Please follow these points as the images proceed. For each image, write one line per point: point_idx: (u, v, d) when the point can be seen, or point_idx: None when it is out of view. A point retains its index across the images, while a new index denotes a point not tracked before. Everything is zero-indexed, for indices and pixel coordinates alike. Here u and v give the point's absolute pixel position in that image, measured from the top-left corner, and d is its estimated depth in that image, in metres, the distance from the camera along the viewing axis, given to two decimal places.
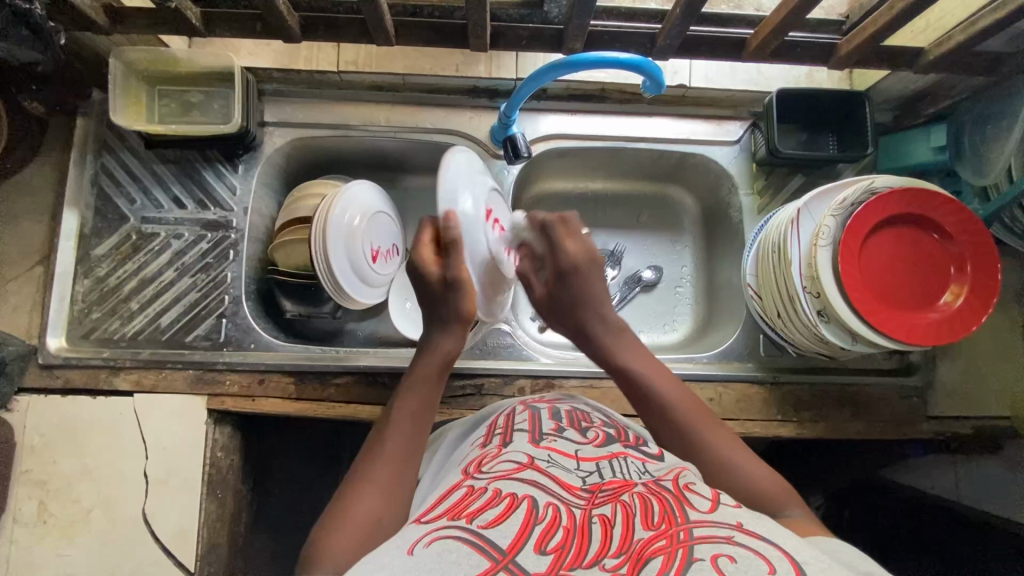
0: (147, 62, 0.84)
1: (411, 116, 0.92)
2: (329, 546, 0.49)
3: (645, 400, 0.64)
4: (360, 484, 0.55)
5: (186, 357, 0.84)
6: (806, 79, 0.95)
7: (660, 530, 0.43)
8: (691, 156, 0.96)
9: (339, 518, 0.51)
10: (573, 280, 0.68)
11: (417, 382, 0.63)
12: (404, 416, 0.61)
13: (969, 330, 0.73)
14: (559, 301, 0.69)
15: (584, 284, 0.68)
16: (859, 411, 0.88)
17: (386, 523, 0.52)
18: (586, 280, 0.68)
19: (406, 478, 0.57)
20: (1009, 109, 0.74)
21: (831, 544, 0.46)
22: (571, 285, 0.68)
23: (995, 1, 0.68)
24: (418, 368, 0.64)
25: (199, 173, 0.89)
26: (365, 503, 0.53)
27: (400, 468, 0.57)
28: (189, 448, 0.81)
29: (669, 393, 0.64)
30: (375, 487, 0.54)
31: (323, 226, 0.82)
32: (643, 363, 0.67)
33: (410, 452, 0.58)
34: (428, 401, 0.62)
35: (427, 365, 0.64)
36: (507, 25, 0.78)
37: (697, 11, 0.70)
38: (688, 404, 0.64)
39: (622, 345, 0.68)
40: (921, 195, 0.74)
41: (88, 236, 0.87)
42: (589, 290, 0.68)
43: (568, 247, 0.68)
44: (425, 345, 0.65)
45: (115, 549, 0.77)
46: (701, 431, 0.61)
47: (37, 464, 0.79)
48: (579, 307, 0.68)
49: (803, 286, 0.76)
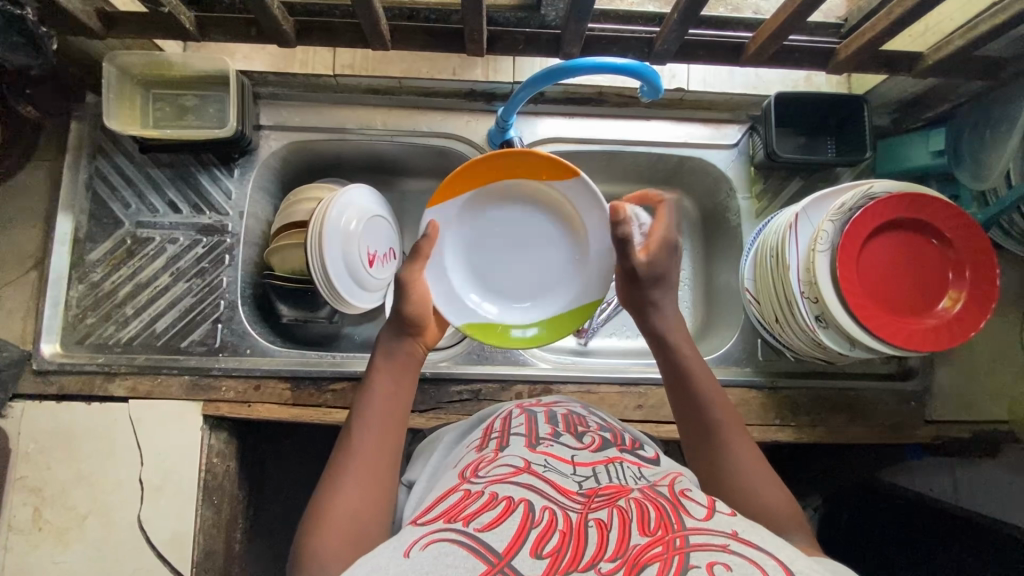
0: (141, 65, 0.84)
1: (407, 119, 0.91)
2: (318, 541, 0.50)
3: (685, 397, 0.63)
4: (332, 493, 0.54)
5: (181, 362, 0.84)
6: (804, 83, 0.95)
7: (657, 536, 0.42)
8: (689, 159, 0.95)
9: (318, 523, 0.52)
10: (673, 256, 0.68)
11: (378, 381, 0.63)
12: (369, 414, 0.60)
13: (968, 336, 0.73)
14: (648, 275, 0.67)
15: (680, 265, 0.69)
16: (858, 416, 0.88)
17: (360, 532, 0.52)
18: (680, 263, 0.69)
19: (384, 476, 0.57)
20: (1008, 114, 0.74)
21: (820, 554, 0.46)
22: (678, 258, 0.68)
23: (994, 6, 0.68)
24: (376, 366, 0.65)
25: (195, 177, 0.89)
26: (342, 507, 0.53)
27: (373, 473, 0.56)
28: (184, 453, 0.80)
29: (709, 383, 0.64)
30: (349, 495, 0.54)
31: (319, 232, 0.82)
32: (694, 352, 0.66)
33: (381, 456, 0.58)
34: (391, 395, 0.62)
35: (382, 358, 0.65)
36: (505, 28, 0.78)
37: (695, 16, 0.70)
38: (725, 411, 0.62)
39: (678, 331, 0.67)
40: (920, 200, 0.73)
41: (82, 240, 0.86)
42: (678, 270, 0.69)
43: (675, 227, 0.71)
44: (378, 348, 0.66)
45: (110, 556, 0.77)
46: (721, 443, 0.60)
47: (31, 471, 0.78)
48: (664, 286, 0.68)
49: (802, 291, 0.75)
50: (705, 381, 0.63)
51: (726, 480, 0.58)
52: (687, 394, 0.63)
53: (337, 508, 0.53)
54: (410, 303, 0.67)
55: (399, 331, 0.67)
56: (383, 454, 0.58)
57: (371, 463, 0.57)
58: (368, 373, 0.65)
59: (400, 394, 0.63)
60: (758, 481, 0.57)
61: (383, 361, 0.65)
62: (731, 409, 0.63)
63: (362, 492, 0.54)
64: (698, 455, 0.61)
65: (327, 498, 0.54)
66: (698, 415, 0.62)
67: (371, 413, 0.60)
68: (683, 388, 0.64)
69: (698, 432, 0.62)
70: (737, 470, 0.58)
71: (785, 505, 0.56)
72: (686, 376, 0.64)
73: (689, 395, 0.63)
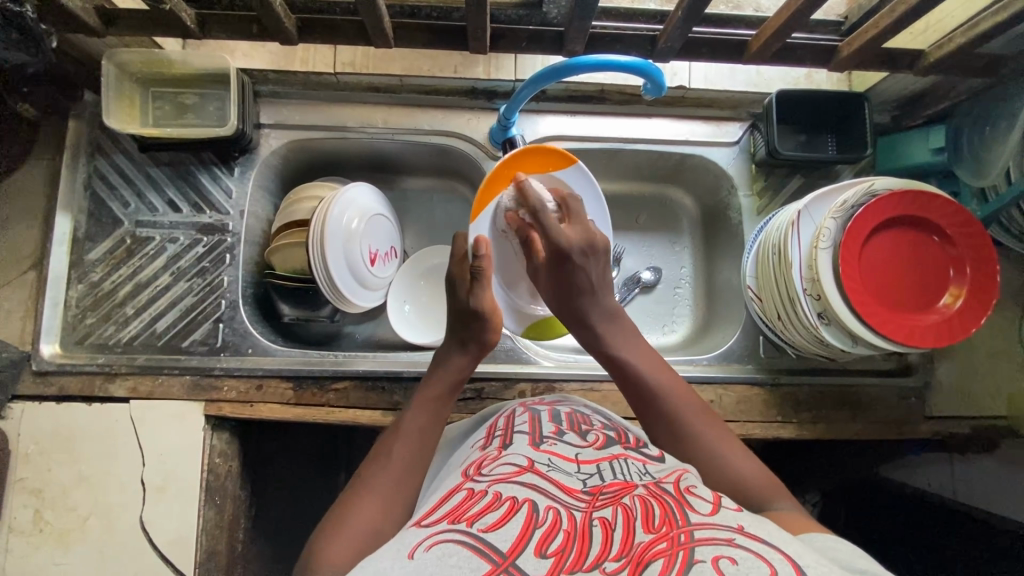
0: (139, 63, 0.83)
1: (408, 117, 0.91)
2: (333, 544, 0.50)
3: (648, 402, 0.64)
4: (358, 497, 0.55)
5: (182, 362, 0.84)
6: (804, 80, 0.96)
7: (661, 533, 0.42)
8: (691, 156, 0.95)
9: (340, 522, 0.52)
10: (562, 269, 0.69)
11: (426, 398, 0.65)
12: (407, 426, 0.62)
13: (968, 331, 0.74)
14: (558, 287, 0.70)
15: (595, 274, 0.69)
16: (859, 412, 0.88)
17: (382, 532, 0.52)
18: (585, 269, 0.69)
19: (410, 483, 0.57)
20: (1008, 111, 0.74)
21: (825, 541, 0.46)
22: (570, 268, 0.69)
23: (995, 4, 0.68)
24: (430, 382, 0.66)
25: (194, 176, 0.88)
26: (367, 509, 0.53)
27: (398, 478, 0.57)
28: (187, 454, 0.80)
29: (666, 378, 0.65)
30: (373, 498, 0.54)
31: (320, 230, 0.81)
32: (637, 351, 0.68)
33: (407, 464, 0.58)
34: (439, 415, 0.64)
35: (438, 376, 0.67)
36: (506, 26, 0.77)
37: (699, 13, 0.69)
38: (692, 406, 0.63)
39: (617, 334, 0.69)
40: (922, 198, 0.74)
41: (80, 240, 0.86)
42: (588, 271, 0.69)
43: (591, 224, 0.71)
44: (434, 364, 0.69)
45: (112, 557, 0.77)
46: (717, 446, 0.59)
47: (32, 473, 0.78)
48: (575, 293, 0.69)
49: (804, 288, 0.76)
50: (661, 379, 0.65)
51: (697, 465, 0.59)
52: (648, 394, 0.64)
53: (354, 515, 0.52)
54: (491, 331, 0.70)
55: (470, 356, 0.68)
56: (416, 467, 0.59)
57: (401, 471, 0.58)
58: (422, 386, 0.66)
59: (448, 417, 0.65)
60: (735, 462, 0.58)
61: (435, 379, 0.67)
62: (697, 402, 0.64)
63: (385, 497, 0.55)
64: (665, 445, 0.62)
65: (351, 501, 0.54)
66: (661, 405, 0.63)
67: (414, 425, 0.62)
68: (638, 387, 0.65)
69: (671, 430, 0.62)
70: (711, 453, 0.59)
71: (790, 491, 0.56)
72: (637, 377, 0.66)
73: (646, 390, 0.65)
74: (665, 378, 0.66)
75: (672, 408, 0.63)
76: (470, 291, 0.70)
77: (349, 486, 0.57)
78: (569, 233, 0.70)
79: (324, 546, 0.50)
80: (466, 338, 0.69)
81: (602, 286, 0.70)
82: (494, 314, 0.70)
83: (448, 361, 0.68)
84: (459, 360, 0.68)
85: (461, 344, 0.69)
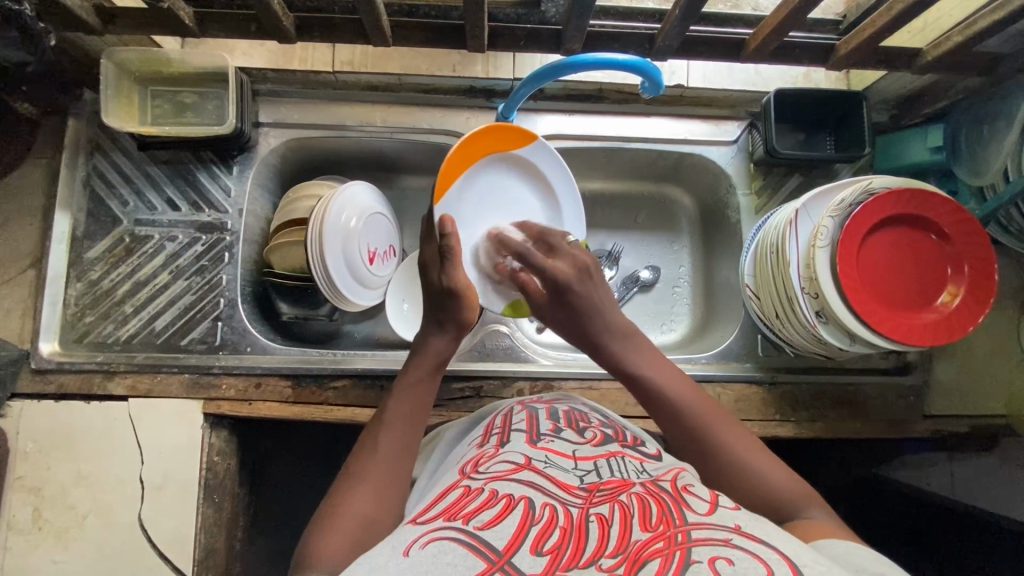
0: (138, 62, 0.83)
1: (408, 116, 0.91)
2: (328, 538, 0.50)
3: (670, 418, 0.63)
4: (350, 489, 0.54)
5: (181, 360, 0.84)
6: (803, 79, 0.96)
7: (658, 532, 0.42)
8: (689, 155, 0.95)
9: (334, 514, 0.52)
10: (564, 300, 0.67)
11: (409, 387, 0.64)
12: (394, 414, 0.62)
13: (966, 331, 0.73)
14: (565, 316, 0.68)
15: (598, 295, 0.67)
16: (857, 411, 0.88)
17: (376, 521, 0.52)
18: (586, 294, 0.67)
19: (400, 473, 0.58)
20: (1007, 110, 0.74)
21: (838, 549, 0.46)
22: (570, 298, 0.67)
23: (992, 3, 0.68)
24: (411, 368, 0.66)
25: (194, 175, 0.88)
26: (361, 499, 0.53)
27: (388, 466, 0.57)
28: (186, 452, 0.80)
29: (686, 390, 0.64)
30: (366, 489, 0.54)
31: (319, 228, 0.81)
32: (651, 363, 0.66)
33: (398, 453, 0.59)
34: (422, 400, 0.64)
35: (418, 362, 0.66)
36: (504, 25, 0.77)
37: (697, 11, 0.70)
38: (713, 416, 0.62)
39: (635, 351, 0.67)
40: (920, 196, 0.74)
41: (79, 238, 0.86)
42: (592, 296, 0.67)
43: (578, 251, 0.70)
44: (415, 348, 0.68)
45: (110, 555, 0.77)
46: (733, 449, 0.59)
47: (31, 471, 0.78)
48: (586, 320, 0.67)
49: (802, 286, 0.76)
50: (681, 392, 0.64)
51: (728, 476, 0.58)
52: (670, 409, 0.63)
53: (347, 508, 0.52)
54: (468, 309, 0.67)
55: (450, 337, 0.67)
56: (405, 456, 0.59)
57: (391, 462, 0.58)
58: (403, 373, 0.66)
59: (433, 399, 0.65)
60: (760, 466, 0.57)
61: (415, 363, 0.66)
62: (719, 412, 0.63)
63: (377, 488, 0.55)
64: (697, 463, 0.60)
65: (343, 493, 0.54)
66: (682, 420, 0.62)
67: (400, 413, 0.62)
68: (660, 405, 0.64)
69: (699, 445, 0.61)
70: (739, 464, 0.58)
71: (791, 484, 0.56)
72: (657, 394, 0.64)
73: (668, 407, 0.63)
74: (683, 389, 0.64)
75: (698, 423, 0.61)
76: (442, 271, 0.67)
77: (340, 479, 0.57)
78: (560, 263, 0.69)
79: (318, 541, 0.50)
80: (443, 317, 0.67)
81: (608, 306, 0.68)
82: (469, 294, 0.67)
83: (427, 344, 0.67)
84: (440, 342, 0.67)
85: (437, 324, 0.67)
